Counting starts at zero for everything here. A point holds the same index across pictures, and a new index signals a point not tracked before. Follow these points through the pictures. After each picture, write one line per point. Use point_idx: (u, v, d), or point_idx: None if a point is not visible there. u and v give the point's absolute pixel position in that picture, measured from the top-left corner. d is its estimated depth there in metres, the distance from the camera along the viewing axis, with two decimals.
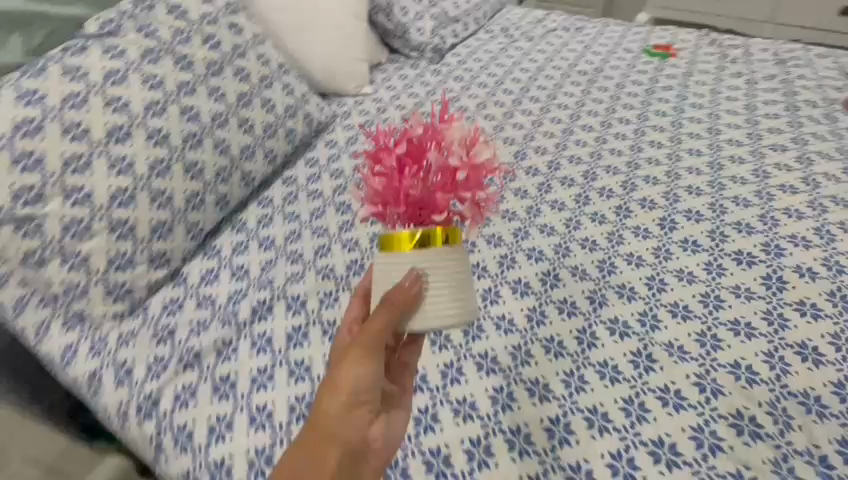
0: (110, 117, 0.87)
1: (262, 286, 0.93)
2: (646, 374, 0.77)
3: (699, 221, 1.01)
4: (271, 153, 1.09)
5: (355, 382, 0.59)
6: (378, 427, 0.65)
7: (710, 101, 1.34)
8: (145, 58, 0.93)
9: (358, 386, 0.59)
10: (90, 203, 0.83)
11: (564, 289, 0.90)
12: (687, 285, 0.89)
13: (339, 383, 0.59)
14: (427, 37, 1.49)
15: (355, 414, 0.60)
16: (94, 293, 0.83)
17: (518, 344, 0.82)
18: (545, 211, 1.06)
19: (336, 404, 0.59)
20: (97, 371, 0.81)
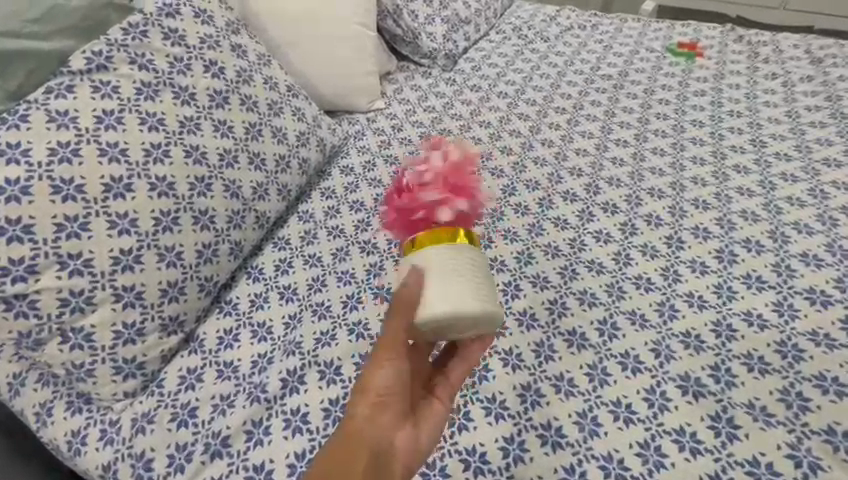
0: (106, 166, 0.66)
1: (289, 351, 0.70)
2: (802, 413, 0.61)
3: (812, 234, 0.82)
4: (286, 188, 0.87)
5: (383, 380, 0.47)
6: (411, 432, 0.49)
7: (783, 97, 1.16)
8: (142, 92, 0.72)
9: (387, 386, 0.47)
10: (69, 288, 0.62)
11: (684, 320, 0.71)
12: (823, 309, 0.71)
13: (370, 392, 0.47)
14: (439, 42, 1.34)
15: (391, 414, 0.47)
16: (100, 372, 0.63)
17: (650, 387, 0.64)
18: (640, 228, 0.86)
19: (368, 418, 0.46)
20: (109, 465, 0.61)
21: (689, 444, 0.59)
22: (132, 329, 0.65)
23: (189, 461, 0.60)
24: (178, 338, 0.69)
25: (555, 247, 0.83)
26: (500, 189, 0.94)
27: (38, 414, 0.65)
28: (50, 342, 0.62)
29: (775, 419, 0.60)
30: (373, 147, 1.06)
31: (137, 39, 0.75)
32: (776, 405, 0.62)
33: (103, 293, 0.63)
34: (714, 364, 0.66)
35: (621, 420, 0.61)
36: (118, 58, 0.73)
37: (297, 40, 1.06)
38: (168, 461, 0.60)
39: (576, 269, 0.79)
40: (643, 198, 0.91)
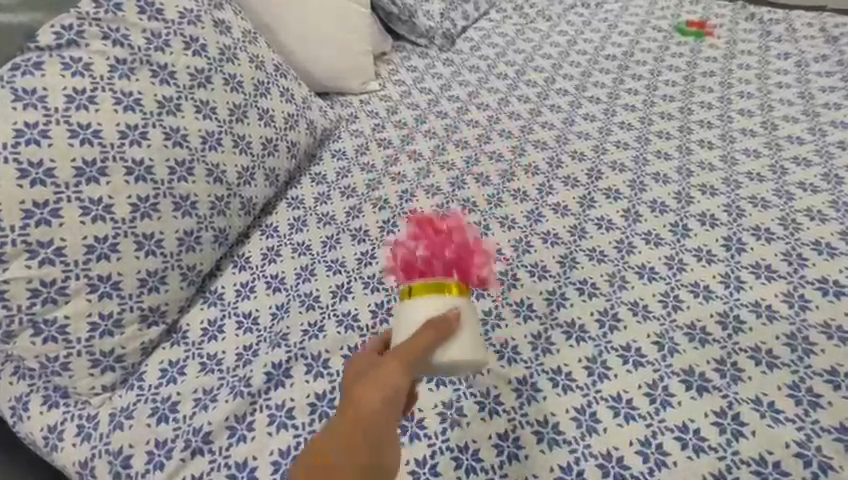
0: (79, 149, 0.62)
1: (276, 342, 0.67)
2: (813, 411, 0.58)
3: (825, 221, 0.78)
4: (273, 173, 0.83)
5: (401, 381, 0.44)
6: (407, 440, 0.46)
7: (797, 77, 1.11)
8: (116, 70, 0.68)
9: (401, 392, 0.44)
10: (41, 278, 0.59)
11: (689, 311, 0.68)
12: (836, 301, 0.67)
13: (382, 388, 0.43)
14: (436, 20, 1.28)
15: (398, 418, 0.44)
16: (77, 365, 0.61)
17: (652, 382, 0.61)
18: (644, 214, 0.82)
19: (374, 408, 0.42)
20: (87, 462, 0.58)
21: (692, 443, 0.56)
22: (109, 321, 0.62)
23: (170, 458, 0.57)
24: (158, 329, 0.66)
25: (555, 235, 0.79)
26: (498, 175, 0.90)
27: (14, 408, 0.62)
28: (22, 334, 0.59)
29: (783, 415, 0.57)
30: (366, 131, 1.02)
31: (111, 13, 0.71)
32: (785, 401, 0.59)
33: (78, 282, 0.60)
34: (720, 358, 0.63)
35: (622, 417, 0.59)
36: (91, 34, 0.68)
37: (287, 17, 1.00)
38: (147, 458, 0.57)
39: (577, 258, 0.76)
40: (648, 183, 0.87)
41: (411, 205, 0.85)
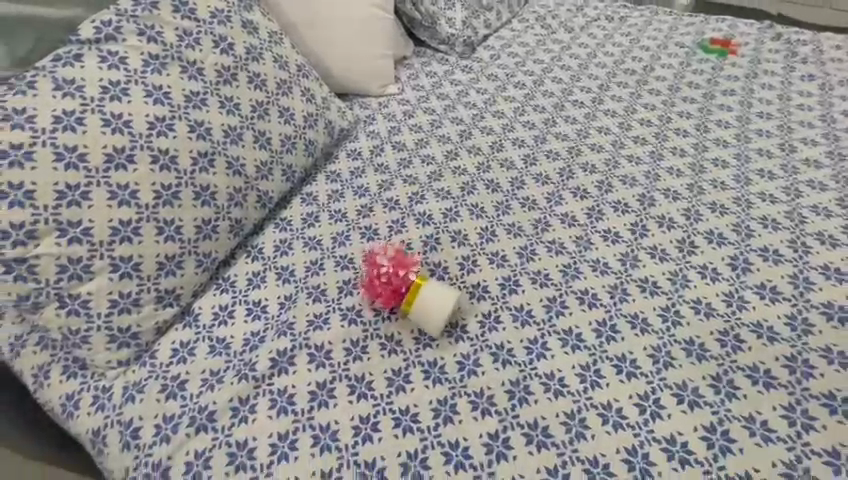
0: (110, 137, 0.66)
1: (282, 330, 0.70)
2: (804, 432, 0.58)
3: (835, 245, 0.78)
4: (290, 169, 0.87)
5: None
6: None
7: (819, 100, 1.09)
8: (149, 65, 0.72)
9: None
10: (68, 256, 0.62)
11: (689, 327, 0.68)
12: (838, 326, 0.67)
13: None
14: (458, 28, 1.30)
15: None
16: (95, 338, 0.65)
17: (645, 394, 0.62)
18: (651, 229, 0.82)
19: None
20: (99, 429, 0.62)
21: (679, 454, 0.57)
22: (128, 299, 0.66)
23: (175, 432, 0.60)
24: (173, 311, 0.70)
25: (560, 244, 0.80)
26: (508, 182, 0.92)
27: (36, 375, 0.67)
28: (47, 306, 0.63)
29: (774, 434, 0.57)
30: (382, 133, 1.04)
31: (147, 11, 0.74)
32: (778, 421, 0.59)
33: (101, 261, 0.64)
34: (715, 375, 0.63)
35: (611, 425, 0.59)
36: (127, 29, 0.72)
37: (311, 16, 1.04)
38: (154, 430, 0.60)
39: (579, 268, 0.77)
40: (657, 198, 0.87)
41: (421, 207, 0.88)
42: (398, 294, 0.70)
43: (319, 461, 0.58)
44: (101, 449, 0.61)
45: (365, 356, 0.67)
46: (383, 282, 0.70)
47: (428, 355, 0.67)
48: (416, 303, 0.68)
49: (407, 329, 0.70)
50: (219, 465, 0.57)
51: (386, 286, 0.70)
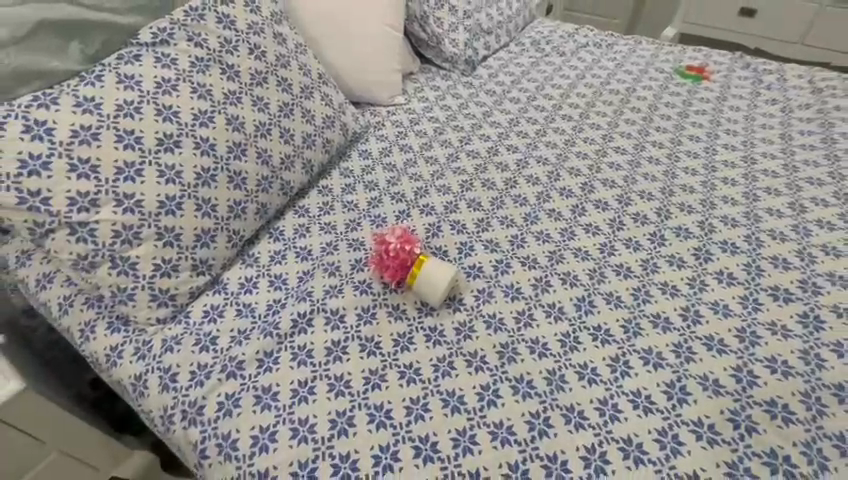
0: (162, 125, 0.77)
1: (301, 298, 0.79)
2: (750, 387, 0.67)
3: (785, 239, 0.89)
4: (309, 164, 0.98)
5: None
6: None
7: (780, 120, 1.22)
8: (195, 67, 0.83)
9: None
10: (122, 223, 0.72)
11: (655, 304, 0.79)
12: (783, 305, 0.78)
13: None
14: (461, 48, 1.43)
15: None
16: (140, 297, 0.74)
17: (615, 356, 0.72)
18: (628, 224, 0.93)
19: None
20: (140, 375, 0.71)
21: (643, 403, 0.66)
22: (169, 265, 0.76)
23: (208, 378, 0.68)
24: (205, 278, 0.80)
25: (547, 235, 0.91)
26: (502, 182, 1.04)
27: (83, 330, 0.76)
28: (100, 267, 0.72)
29: (724, 389, 0.67)
30: (391, 137, 1.16)
31: (195, 20, 0.86)
32: (728, 378, 0.68)
33: (149, 230, 0.74)
34: (676, 342, 0.73)
35: (586, 380, 0.69)
36: (179, 36, 0.83)
37: (330, 29, 1.16)
38: (190, 376, 0.69)
39: (563, 255, 0.87)
40: (634, 198, 0.99)
41: (424, 200, 0.98)
42: (404, 267, 0.80)
43: (333, 403, 0.66)
44: (141, 392, 0.70)
45: (374, 320, 0.76)
46: (391, 257, 0.81)
47: (429, 321, 0.77)
48: (419, 275, 0.78)
49: (411, 300, 0.80)
50: (247, 404, 0.66)
51: (394, 261, 0.80)
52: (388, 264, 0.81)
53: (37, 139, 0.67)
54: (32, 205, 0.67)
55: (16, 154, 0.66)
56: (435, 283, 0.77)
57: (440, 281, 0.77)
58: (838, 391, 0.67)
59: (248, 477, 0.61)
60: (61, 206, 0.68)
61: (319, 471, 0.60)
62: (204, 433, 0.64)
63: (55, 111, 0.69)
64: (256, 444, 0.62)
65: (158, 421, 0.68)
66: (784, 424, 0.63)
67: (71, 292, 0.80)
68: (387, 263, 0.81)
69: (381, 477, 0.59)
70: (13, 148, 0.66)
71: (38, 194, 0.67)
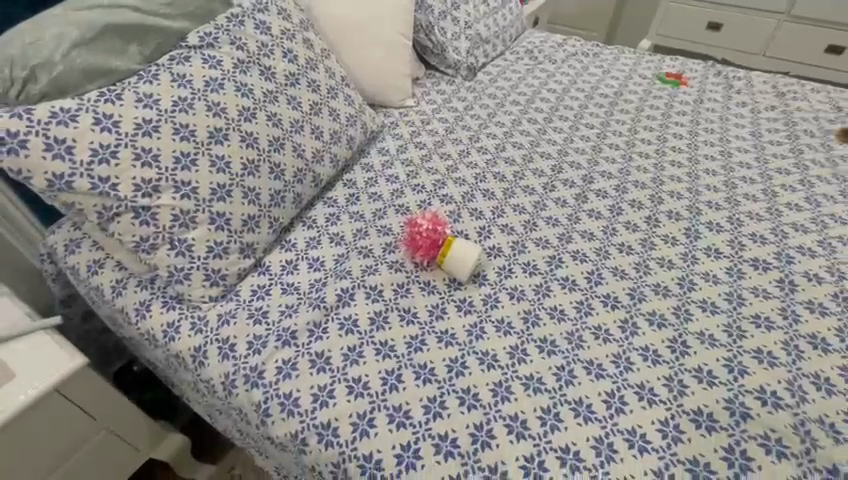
0: (211, 119, 0.83)
1: (340, 276, 0.86)
2: (741, 339, 0.77)
3: (761, 220, 0.99)
4: (336, 158, 1.05)
5: None
6: None
7: (750, 120, 1.34)
8: (238, 67, 0.90)
9: None
10: (179, 208, 0.78)
11: (655, 275, 0.88)
12: (764, 272, 0.88)
13: None
14: (463, 56, 1.54)
15: None
16: (195, 277, 0.80)
17: (625, 318, 0.81)
18: (626, 209, 1.03)
19: None
20: (199, 347, 0.77)
21: (652, 356, 0.75)
22: (220, 247, 0.82)
23: (264, 346, 0.75)
24: (251, 260, 0.86)
25: (556, 219, 1.01)
26: (511, 174, 1.13)
27: (138, 309, 0.82)
28: (161, 248, 0.79)
29: (719, 341, 0.76)
30: (405, 135, 1.24)
31: (237, 27, 0.93)
32: (721, 333, 0.78)
33: (202, 214, 0.80)
34: (676, 305, 0.83)
35: (601, 339, 0.77)
36: (223, 39, 0.91)
37: (347, 32, 1.24)
38: (247, 345, 0.76)
39: (572, 236, 0.97)
40: (629, 188, 1.09)
41: (442, 191, 1.07)
42: (435, 247, 0.88)
43: (381, 364, 0.73)
44: (201, 361, 0.76)
45: (409, 295, 0.84)
46: (423, 237, 0.88)
47: (459, 295, 0.85)
48: (449, 253, 0.86)
49: (441, 277, 0.88)
50: (304, 368, 0.73)
51: (426, 241, 0.88)
52: (420, 243, 0.88)
53: (105, 131, 0.74)
54: (103, 191, 0.74)
55: (87, 144, 0.73)
56: (465, 260, 0.85)
57: (469, 258, 0.85)
58: (811, 339, 0.76)
59: (310, 429, 0.68)
60: (128, 192, 0.75)
61: (375, 421, 0.67)
62: (267, 393, 0.71)
63: (119, 106, 0.76)
64: (316, 401, 0.69)
65: (220, 386, 0.74)
66: (770, 366, 0.73)
67: (124, 276, 0.86)
68: (419, 243, 0.88)
69: (432, 422, 0.67)
70: (85, 138, 0.72)
71: (107, 180, 0.74)
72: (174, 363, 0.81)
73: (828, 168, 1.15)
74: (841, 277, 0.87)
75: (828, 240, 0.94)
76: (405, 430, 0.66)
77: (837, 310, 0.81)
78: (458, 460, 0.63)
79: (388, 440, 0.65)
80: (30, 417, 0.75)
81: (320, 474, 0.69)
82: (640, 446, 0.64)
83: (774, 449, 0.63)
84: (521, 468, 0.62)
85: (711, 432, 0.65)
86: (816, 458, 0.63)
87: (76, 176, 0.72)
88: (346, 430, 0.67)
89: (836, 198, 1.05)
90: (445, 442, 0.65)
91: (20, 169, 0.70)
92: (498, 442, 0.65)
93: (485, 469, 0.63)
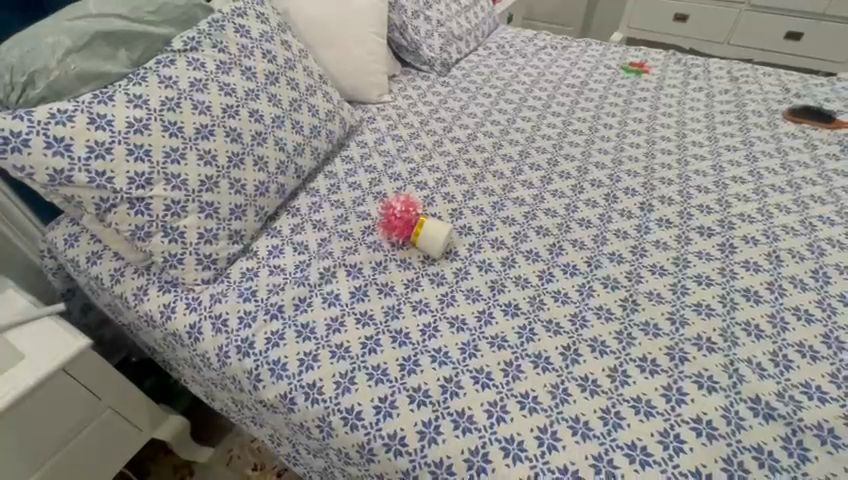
0: (197, 117, 0.90)
1: (323, 256, 0.94)
2: (685, 296, 0.85)
3: (708, 193, 1.09)
4: (316, 151, 1.12)
5: None
6: None
7: (705, 104, 1.43)
8: (220, 69, 0.97)
9: None
10: (171, 198, 0.85)
11: (611, 245, 0.97)
12: (708, 238, 0.97)
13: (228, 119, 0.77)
14: (437, 52, 1.62)
15: None
16: (188, 261, 0.87)
17: (582, 283, 0.89)
18: (587, 188, 1.12)
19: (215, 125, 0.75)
20: (195, 324, 0.84)
21: (605, 314, 0.83)
22: (210, 233, 0.89)
23: (254, 321, 0.83)
24: (240, 246, 0.93)
25: (522, 200, 1.08)
26: (482, 161, 1.21)
27: (136, 293, 0.89)
28: (155, 235, 0.86)
29: (665, 299, 0.85)
30: (382, 128, 1.32)
31: (218, 31, 1.00)
32: (667, 292, 0.86)
33: (193, 204, 0.87)
34: (628, 269, 0.91)
35: (560, 301, 0.86)
36: (205, 43, 0.98)
37: (323, 34, 1.32)
38: (239, 320, 0.83)
39: (537, 213, 1.05)
40: (591, 168, 1.18)
41: (418, 178, 1.14)
42: (410, 227, 0.95)
43: (361, 330, 0.81)
44: (197, 337, 0.84)
45: (387, 270, 0.92)
46: (398, 219, 0.96)
47: (432, 269, 0.92)
48: (422, 232, 0.93)
49: (416, 254, 0.95)
50: (291, 337, 0.80)
51: (400, 222, 0.95)
52: (396, 225, 0.95)
53: (100, 129, 0.81)
54: (100, 184, 0.81)
55: (84, 142, 0.80)
56: (437, 238, 0.92)
57: (440, 236, 0.92)
58: (745, 293, 0.86)
59: (298, 389, 0.76)
60: (123, 184, 0.82)
61: (356, 379, 0.75)
62: (258, 361, 0.79)
63: (111, 106, 0.83)
64: (303, 364, 0.77)
65: (215, 358, 0.82)
66: (707, 317, 0.82)
67: (121, 265, 0.92)
68: (395, 224, 0.96)
69: (407, 378, 0.74)
70: (82, 136, 0.80)
71: (104, 174, 0.81)
72: (172, 342, 0.88)
73: (772, 143, 1.24)
74: (776, 239, 0.96)
75: (767, 208, 1.04)
76: (382, 385, 0.74)
77: (770, 266, 0.90)
78: (429, 408, 0.71)
79: (368, 394, 0.73)
80: (42, 394, 0.81)
81: (308, 430, 0.76)
82: (591, 389, 0.72)
83: (706, 384, 0.72)
84: (485, 411, 0.70)
85: (653, 374, 0.74)
86: (741, 390, 0.71)
87: (74, 171, 0.79)
88: (331, 388, 0.74)
89: (779, 171, 1.14)
90: (419, 393, 0.72)
91: (23, 166, 0.77)
92: (466, 391, 0.72)
93: (454, 414, 0.70)
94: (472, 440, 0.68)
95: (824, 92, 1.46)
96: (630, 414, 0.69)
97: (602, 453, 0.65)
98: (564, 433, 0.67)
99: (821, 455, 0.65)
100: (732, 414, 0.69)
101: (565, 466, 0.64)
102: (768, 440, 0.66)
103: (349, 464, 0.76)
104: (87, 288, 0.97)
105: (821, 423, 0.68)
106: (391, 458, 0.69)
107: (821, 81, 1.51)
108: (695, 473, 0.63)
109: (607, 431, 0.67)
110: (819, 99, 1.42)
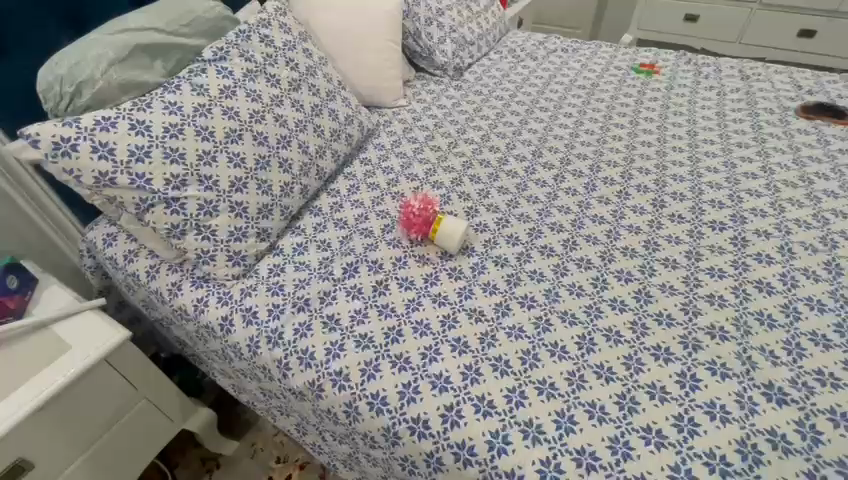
0: (227, 122, 0.96)
1: (346, 252, 0.98)
2: (697, 288, 0.88)
3: (720, 189, 1.11)
4: (336, 154, 1.17)
5: None
6: None
7: (716, 103, 1.45)
8: (247, 77, 1.02)
9: None
10: (204, 199, 0.91)
11: (624, 240, 0.99)
12: (719, 232, 0.99)
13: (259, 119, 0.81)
14: (450, 57, 1.66)
15: None
16: (219, 258, 0.92)
17: (596, 277, 0.92)
18: (600, 186, 1.14)
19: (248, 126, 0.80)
20: (227, 316, 0.89)
21: (620, 306, 0.86)
22: (239, 231, 0.94)
23: (283, 313, 0.87)
24: (267, 243, 0.98)
25: (536, 198, 1.11)
26: (496, 161, 1.24)
27: (171, 288, 0.94)
28: (189, 233, 0.91)
29: (677, 291, 0.87)
30: (398, 131, 1.36)
31: (244, 41, 1.06)
32: (680, 284, 0.89)
33: (224, 204, 0.93)
34: (641, 263, 0.94)
35: (574, 293, 0.88)
36: (233, 53, 1.03)
37: (341, 40, 1.38)
38: (268, 312, 0.88)
39: (550, 211, 1.08)
40: (603, 166, 1.20)
41: (434, 178, 1.18)
42: (428, 225, 0.98)
43: (383, 322, 0.85)
44: (229, 328, 0.88)
45: (406, 266, 0.95)
46: (415, 216, 0.99)
47: (449, 264, 0.96)
48: (440, 230, 0.96)
49: (434, 250, 0.99)
50: (317, 329, 0.84)
51: (417, 219, 0.98)
52: (414, 222, 0.98)
53: (140, 135, 0.87)
54: (140, 185, 0.86)
55: (126, 146, 0.85)
56: (453, 235, 0.95)
57: (457, 233, 0.95)
58: (757, 285, 0.87)
59: (326, 377, 0.80)
60: (160, 185, 0.87)
61: (381, 366, 0.79)
62: (287, 350, 0.83)
63: (149, 113, 0.89)
64: (329, 353, 0.81)
65: (246, 348, 0.86)
66: (720, 307, 0.84)
67: (156, 262, 0.98)
68: (413, 220, 0.99)
69: (429, 366, 0.78)
70: (124, 141, 0.85)
71: (143, 176, 0.86)
72: (204, 334, 0.93)
73: (784, 139, 1.25)
74: (789, 232, 0.98)
75: (779, 202, 1.05)
76: (405, 372, 0.77)
77: (781, 259, 0.92)
78: (450, 393, 0.74)
79: (392, 380, 0.77)
80: (85, 382, 0.87)
81: (335, 416, 0.80)
82: (607, 376, 0.75)
83: (719, 371, 0.74)
84: (504, 396, 0.73)
85: (667, 362, 0.76)
86: (754, 376, 0.74)
87: (117, 174, 0.85)
88: (356, 375, 0.78)
89: (790, 167, 1.16)
90: (440, 380, 0.76)
91: (71, 169, 0.83)
92: (485, 378, 0.76)
93: (474, 399, 0.73)
94: (492, 423, 0.71)
95: (836, 89, 1.46)
96: (645, 399, 0.71)
97: (618, 435, 0.68)
98: (581, 417, 0.70)
99: (834, 438, 0.66)
100: (745, 398, 0.71)
101: (583, 447, 0.67)
102: (781, 423, 0.68)
103: (374, 448, 0.79)
104: (124, 284, 1.03)
105: (834, 408, 0.69)
106: (415, 440, 0.73)
107: (833, 78, 1.52)
108: (710, 453, 0.65)
109: (623, 415, 0.70)
110: (832, 95, 1.42)
